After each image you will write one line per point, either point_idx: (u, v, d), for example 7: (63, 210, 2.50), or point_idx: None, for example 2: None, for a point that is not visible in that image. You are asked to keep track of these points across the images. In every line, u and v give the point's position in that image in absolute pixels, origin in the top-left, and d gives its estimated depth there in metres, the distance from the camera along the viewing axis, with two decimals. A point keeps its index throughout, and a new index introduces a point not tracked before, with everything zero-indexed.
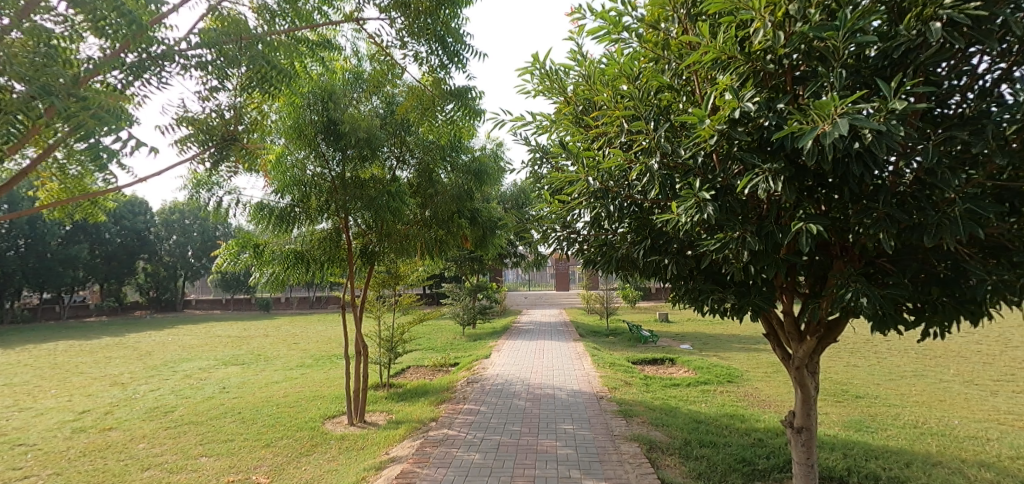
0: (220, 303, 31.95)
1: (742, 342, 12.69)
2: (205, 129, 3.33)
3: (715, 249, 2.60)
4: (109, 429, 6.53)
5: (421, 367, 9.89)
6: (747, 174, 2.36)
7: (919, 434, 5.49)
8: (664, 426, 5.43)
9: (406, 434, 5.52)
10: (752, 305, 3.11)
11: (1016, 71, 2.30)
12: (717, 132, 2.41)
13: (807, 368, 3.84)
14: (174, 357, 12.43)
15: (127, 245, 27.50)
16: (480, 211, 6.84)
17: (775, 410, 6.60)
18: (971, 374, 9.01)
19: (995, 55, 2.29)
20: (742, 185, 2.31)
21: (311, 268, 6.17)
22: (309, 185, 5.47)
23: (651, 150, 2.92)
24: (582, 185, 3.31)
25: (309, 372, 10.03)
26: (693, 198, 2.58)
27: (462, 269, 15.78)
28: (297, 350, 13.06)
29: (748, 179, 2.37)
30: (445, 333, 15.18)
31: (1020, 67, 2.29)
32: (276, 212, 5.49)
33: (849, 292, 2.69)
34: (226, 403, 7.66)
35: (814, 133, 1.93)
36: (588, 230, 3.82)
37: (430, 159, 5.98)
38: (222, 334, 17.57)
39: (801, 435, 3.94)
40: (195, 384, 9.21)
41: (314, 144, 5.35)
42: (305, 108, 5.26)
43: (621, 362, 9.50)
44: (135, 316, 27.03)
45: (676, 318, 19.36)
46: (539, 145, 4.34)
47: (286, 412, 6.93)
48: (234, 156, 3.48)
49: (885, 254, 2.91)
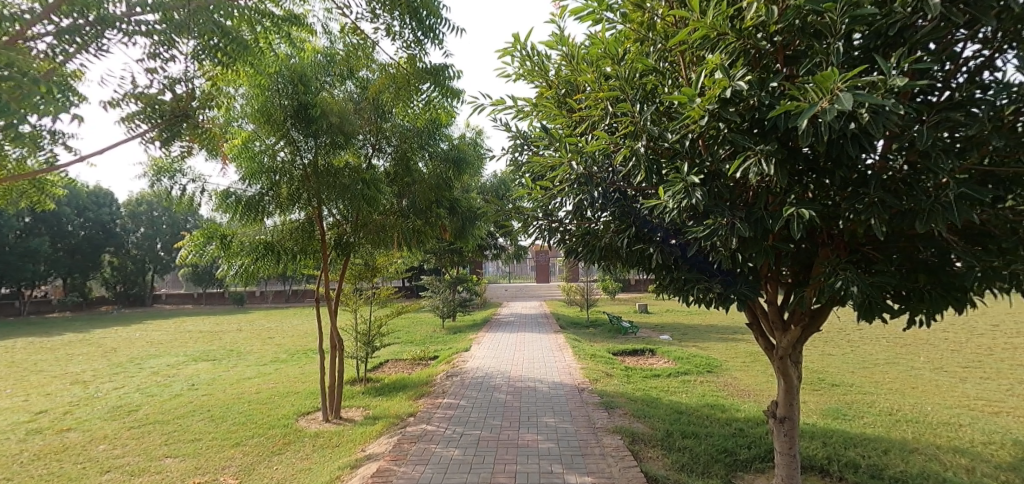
0: (191, 298, 31.05)
1: (721, 333, 12.80)
2: (155, 105, 3.08)
3: (704, 237, 2.49)
4: (67, 430, 6.21)
5: (399, 361, 9.70)
6: (738, 157, 2.26)
7: (895, 421, 5.55)
8: (647, 418, 5.37)
9: (383, 430, 5.36)
10: (738, 294, 3.04)
11: (999, 58, 2.29)
12: (708, 113, 2.28)
13: (791, 357, 3.80)
14: (140, 354, 11.98)
15: (91, 237, 26.46)
16: (459, 201, 6.68)
17: (755, 400, 6.63)
18: (940, 362, 9.22)
19: (979, 42, 2.28)
20: (733, 169, 2.21)
21: (282, 260, 5.87)
22: (279, 174, 5.23)
23: (637, 134, 2.80)
24: (566, 169, 3.21)
25: (283, 367, 9.75)
26: (681, 183, 2.48)
27: (442, 261, 15.57)
28: (270, 345, 12.72)
29: (739, 162, 2.27)
30: (424, 326, 15.00)
31: (1003, 55, 2.29)
32: (243, 201, 5.24)
33: (840, 280, 2.63)
34: (194, 400, 7.36)
35: (813, 110, 1.83)
36: (570, 219, 3.72)
37: (407, 146, 5.79)
38: (192, 329, 17.04)
39: (783, 426, 3.90)
40: (163, 381, 8.86)
41: (283, 130, 5.08)
42: (273, 89, 4.95)
43: (601, 353, 9.47)
44: (101, 312, 26.10)
45: (655, 309, 19.48)
46: (520, 131, 4.20)
47: (258, 409, 6.69)
48: (189, 135, 3.24)
49: (871, 240, 2.89)
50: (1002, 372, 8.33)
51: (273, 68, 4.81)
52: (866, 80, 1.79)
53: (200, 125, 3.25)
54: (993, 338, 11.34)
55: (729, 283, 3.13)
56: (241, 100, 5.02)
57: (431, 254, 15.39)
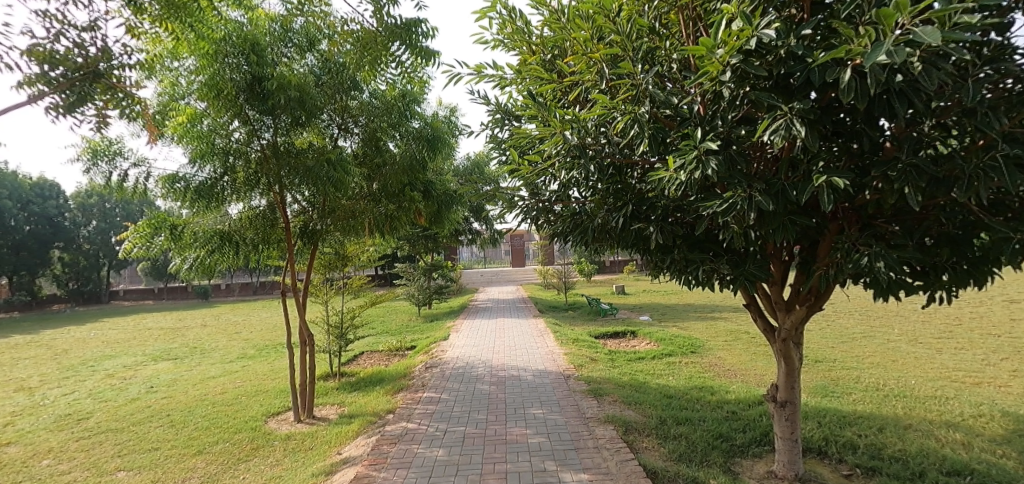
0: (152, 293, 29.74)
1: (698, 311, 12.84)
2: (61, 63, 2.60)
3: (721, 211, 2.20)
4: (7, 444, 5.67)
5: (375, 353, 9.33)
6: (764, 119, 1.95)
7: (884, 396, 5.49)
8: (637, 405, 5.16)
9: (360, 430, 5.01)
10: (747, 275, 2.78)
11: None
12: (730, 67, 1.97)
13: (793, 339, 3.61)
14: (95, 355, 11.26)
15: (38, 233, 25.00)
16: (434, 184, 6.31)
17: (742, 380, 6.52)
18: (915, 333, 9.36)
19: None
20: (759, 130, 1.90)
21: (241, 251, 5.39)
22: (234, 156, 4.75)
23: (640, 98, 2.49)
24: (558, 140, 2.85)
25: (251, 364, 9.25)
26: (694, 151, 2.19)
27: (416, 248, 15.15)
28: (237, 341, 12.13)
29: (765, 124, 1.96)
30: (398, 315, 14.61)
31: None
32: (194, 187, 4.74)
33: (864, 256, 2.36)
34: (153, 405, 6.85)
35: (882, 49, 1.51)
36: (558, 197, 3.44)
37: (377, 126, 5.40)
38: (152, 326, 16.21)
39: (784, 410, 3.72)
40: (118, 384, 8.27)
41: (236, 108, 4.58)
42: (224, 61, 4.42)
43: (583, 337, 9.28)
44: (53, 311, 24.74)
45: (632, 289, 19.48)
46: (500, 104, 3.85)
47: (223, 411, 6.24)
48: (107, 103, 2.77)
49: (886, 212, 2.65)
50: (974, 341, 8.49)
51: (219, 34, 4.25)
52: (940, 14, 1.50)
53: (119, 87, 2.77)
54: (960, 308, 11.62)
55: (735, 263, 2.88)
56: (189, 73, 4.50)
57: (403, 241, 14.89)
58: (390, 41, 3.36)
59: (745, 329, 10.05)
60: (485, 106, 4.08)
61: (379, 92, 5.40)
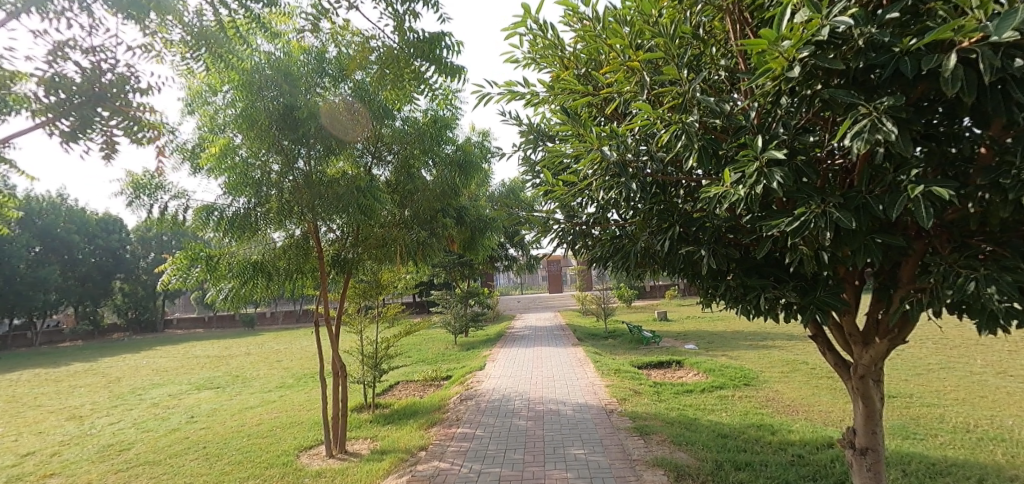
0: (203, 322, 30.83)
1: (749, 339, 12.09)
2: None
3: (791, 231, 1.88)
4: (50, 475, 5.70)
5: (410, 383, 9.14)
6: (844, 119, 1.64)
7: (977, 440, 4.84)
8: (689, 446, 4.70)
9: (392, 468, 4.77)
10: (818, 303, 2.40)
11: None
12: (798, 62, 1.68)
13: (872, 376, 3.17)
14: (143, 383, 11.53)
15: (101, 264, 26.47)
16: (466, 210, 6.17)
17: (805, 417, 5.93)
18: (1001, 364, 8.43)
19: None
20: (839, 133, 1.59)
21: (274, 281, 5.32)
22: (268, 187, 4.71)
23: (687, 107, 2.22)
24: (597, 156, 2.59)
25: (288, 394, 9.20)
26: (756, 162, 1.89)
27: (452, 275, 15.05)
28: (277, 369, 12.20)
29: (844, 126, 1.65)
30: (435, 343, 14.42)
31: None
32: (227, 218, 4.70)
33: (971, 281, 1.99)
34: (191, 436, 6.82)
35: (1017, 19, 1.25)
36: (597, 218, 3.18)
37: (410, 153, 5.31)
38: (199, 354, 16.61)
39: (865, 458, 3.27)
40: (161, 414, 8.35)
41: (270, 139, 4.54)
42: (262, 96, 4.39)
43: (626, 367, 8.79)
44: (113, 339, 25.95)
45: (675, 316, 18.69)
46: (533, 124, 3.65)
47: (257, 444, 6.13)
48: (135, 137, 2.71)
49: (984, 230, 2.27)
50: None
51: (252, 65, 4.23)
52: None
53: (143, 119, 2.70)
54: None
55: (804, 290, 2.52)
56: (225, 104, 4.48)
57: (439, 268, 14.80)
58: (415, 58, 3.06)
59: (802, 359, 9.32)
60: (518, 127, 3.88)
61: (412, 118, 5.33)
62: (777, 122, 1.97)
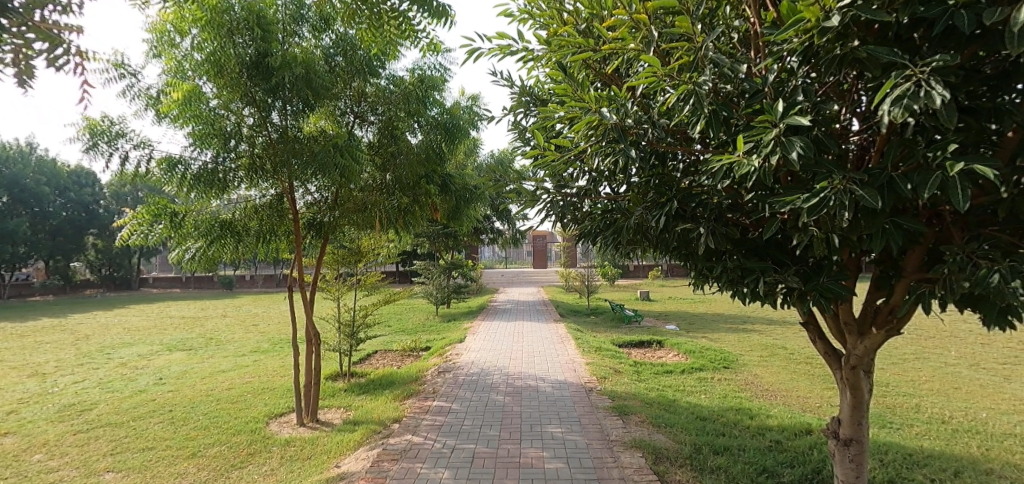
0: (180, 282, 30.26)
1: (729, 322, 12.14)
2: None
3: (807, 208, 1.70)
4: (4, 434, 5.45)
5: (388, 353, 9.00)
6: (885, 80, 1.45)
7: (952, 432, 4.84)
8: (668, 428, 4.61)
9: (363, 439, 4.61)
10: (821, 290, 2.24)
11: None
12: (836, 12, 1.51)
13: (863, 367, 3.07)
14: (113, 342, 11.21)
15: (73, 218, 25.66)
16: (452, 178, 5.92)
17: (783, 402, 5.92)
18: (974, 357, 8.55)
19: None
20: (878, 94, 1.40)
21: (245, 243, 5.02)
22: (239, 142, 4.38)
23: (700, 66, 2.01)
24: (594, 118, 2.35)
25: (262, 359, 8.99)
26: (774, 129, 1.70)
27: (436, 245, 14.79)
28: (253, 333, 11.95)
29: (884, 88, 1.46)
30: (416, 314, 14.28)
31: None
32: (193, 173, 4.36)
33: (994, 273, 1.83)
34: (157, 398, 6.58)
35: None
36: (588, 189, 2.97)
37: (394, 114, 5.02)
38: (174, 315, 16.26)
39: (849, 449, 3.19)
40: (129, 374, 8.08)
41: (242, 88, 4.19)
42: (233, 41, 4.03)
43: (607, 345, 8.73)
44: (85, 295, 25.34)
45: (657, 296, 18.74)
46: (525, 86, 3.40)
47: (225, 409, 5.93)
48: None
49: (1001, 218, 2.14)
50: None
51: (220, 4, 3.84)
52: None
53: None
54: None
55: (806, 275, 2.34)
56: (191, 48, 4.10)
57: (423, 238, 14.56)
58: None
59: (782, 344, 9.37)
60: (509, 89, 3.62)
61: (397, 77, 5.04)
62: (796, 90, 1.79)
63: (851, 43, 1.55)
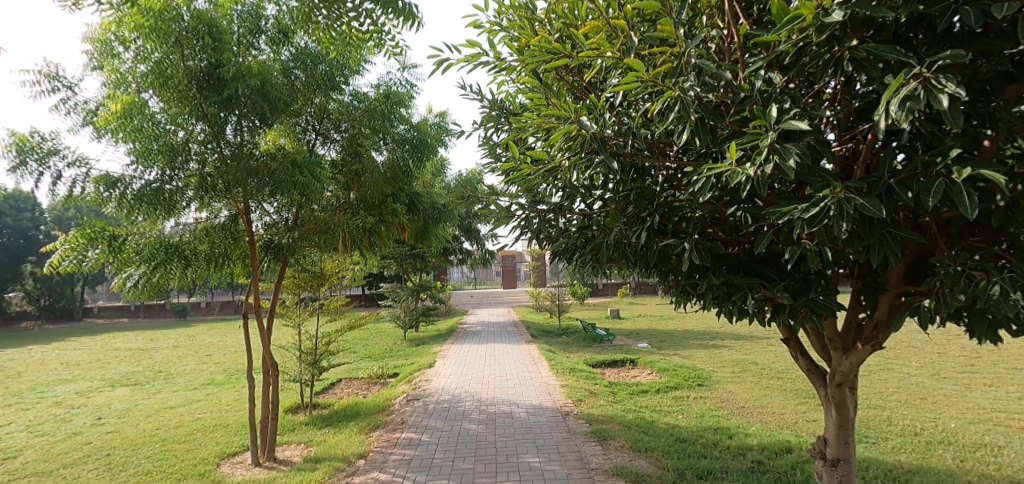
0: (129, 311, 28.61)
1: (699, 338, 12.20)
2: None
3: (806, 219, 1.57)
4: None
5: (354, 381, 8.59)
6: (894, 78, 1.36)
7: (926, 444, 4.86)
8: (649, 452, 4.45)
9: (325, 479, 4.26)
10: (813, 306, 2.13)
11: None
12: (833, 10, 1.46)
13: (848, 384, 2.99)
14: (48, 379, 10.32)
15: (9, 245, 24.01)
16: (419, 197, 5.72)
17: (760, 419, 5.85)
18: (934, 366, 8.78)
19: None
20: (888, 90, 1.30)
21: (195, 269, 4.65)
22: (187, 160, 4.07)
23: (684, 71, 1.91)
24: (572, 128, 2.20)
25: (216, 392, 8.41)
26: (768, 135, 1.59)
27: (403, 267, 14.41)
28: (207, 365, 11.24)
29: (893, 89, 1.37)
30: (383, 338, 13.80)
31: None
32: (134, 194, 3.99)
33: (994, 286, 1.76)
34: (94, 441, 5.99)
35: None
36: (565, 205, 2.82)
37: (359, 132, 4.80)
38: (120, 347, 15.22)
39: (836, 470, 3.09)
40: (63, 415, 7.39)
41: (191, 103, 3.90)
42: (183, 53, 3.78)
43: (581, 366, 8.57)
44: (20, 328, 23.55)
45: (627, 313, 18.77)
46: (496, 99, 3.27)
47: (172, 451, 5.44)
48: None
49: (982, 228, 2.11)
50: (1002, 377, 7.89)
51: (166, 10, 3.57)
52: None
53: None
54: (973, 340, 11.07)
55: (796, 291, 2.24)
56: (135, 58, 3.80)
57: (389, 260, 14.17)
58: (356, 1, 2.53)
59: (752, 359, 9.41)
60: (479, 103, 3.48)
61: (362, 93, 4.85)
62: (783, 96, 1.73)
63: (841, 46, 1.52)
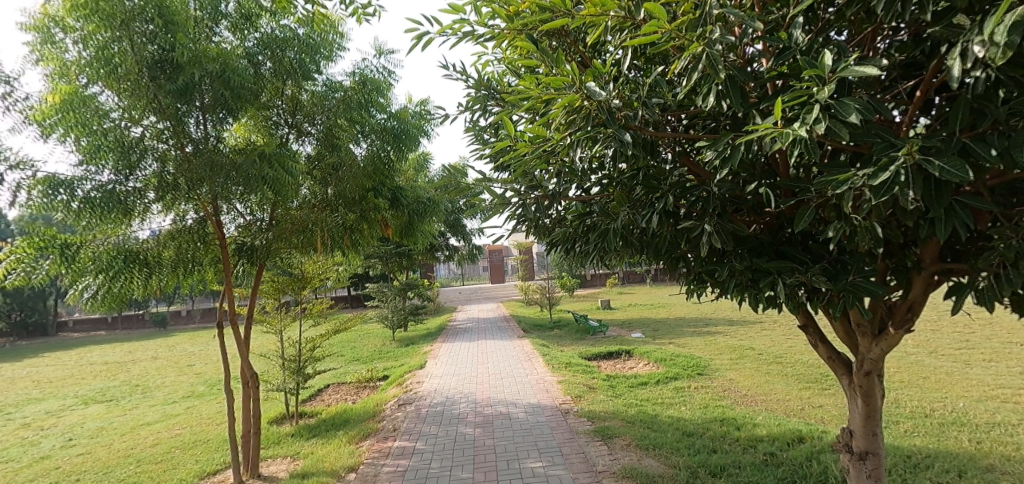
0: (106, 323, 27.73)
1: (693, 325, 12.05)
2: None
3: (873, 188, 1.30)
4: None
5: (342, 386, 8.27)
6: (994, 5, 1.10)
7: (939, 426, 4.70)
8: (657, 449, 4.22)
9: None
10: (857, 291, 1.87)
11: None
12: None
13: (876, 372, 2.76)
14: (16, 399, 9.78)
15: None
16: (402, 191, 5.39)
17: (764, 407, 5.67)
18: (929, 344, 8.73)
19: None
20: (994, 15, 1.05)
21: (160, 276, 4.28)
22: (143, 157, 3.69)
23: (707, 22, 1.63)
24: (574, 96, 1.90)
25: (196, 405, 8.00)
26: (824, 88, 1.32)
27: (389, 266, 14.02)
28: (187, 376, 10.79)
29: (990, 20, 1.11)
30: (371, 340, 13.43)
31: None
32: (84, 196, 3.61)
33: None
34: (63, 465, 5.59)
35: None
36: (563, 190, 2.53)
37: (334, 124, 4.45)
38: (95, 361, 14.61)
39: (865, 464, 2.87)
40: (30, 438, 6.94)
41: (143, 94, 3.53)
42: (132, 38, 3.41)
43: (577, 360, 8.35)
44: None
45: (618, 304, 18.59)
46: (482, 78, 2.97)
47: (146, 473, 5.06)
48: None
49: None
50: (999, 351, 7.83)
51: None
52: None
53: None
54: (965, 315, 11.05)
55: (832, 274, 1.97)
56: (77, 45, 3.41)
57: (374, 259, 13.77)
58: None
59: (748, 345, 9.27)
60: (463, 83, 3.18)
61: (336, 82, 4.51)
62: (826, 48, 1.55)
63: None
